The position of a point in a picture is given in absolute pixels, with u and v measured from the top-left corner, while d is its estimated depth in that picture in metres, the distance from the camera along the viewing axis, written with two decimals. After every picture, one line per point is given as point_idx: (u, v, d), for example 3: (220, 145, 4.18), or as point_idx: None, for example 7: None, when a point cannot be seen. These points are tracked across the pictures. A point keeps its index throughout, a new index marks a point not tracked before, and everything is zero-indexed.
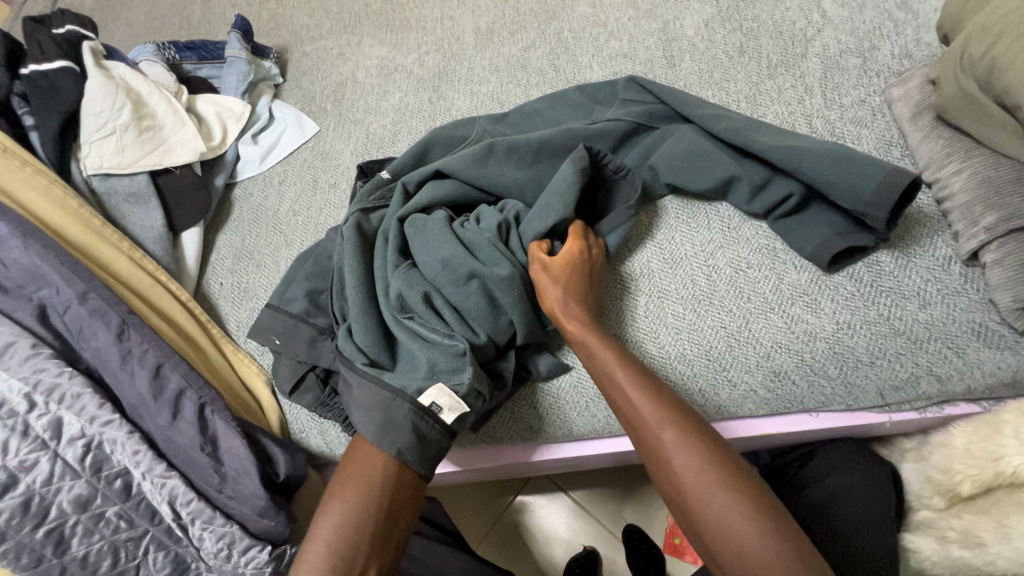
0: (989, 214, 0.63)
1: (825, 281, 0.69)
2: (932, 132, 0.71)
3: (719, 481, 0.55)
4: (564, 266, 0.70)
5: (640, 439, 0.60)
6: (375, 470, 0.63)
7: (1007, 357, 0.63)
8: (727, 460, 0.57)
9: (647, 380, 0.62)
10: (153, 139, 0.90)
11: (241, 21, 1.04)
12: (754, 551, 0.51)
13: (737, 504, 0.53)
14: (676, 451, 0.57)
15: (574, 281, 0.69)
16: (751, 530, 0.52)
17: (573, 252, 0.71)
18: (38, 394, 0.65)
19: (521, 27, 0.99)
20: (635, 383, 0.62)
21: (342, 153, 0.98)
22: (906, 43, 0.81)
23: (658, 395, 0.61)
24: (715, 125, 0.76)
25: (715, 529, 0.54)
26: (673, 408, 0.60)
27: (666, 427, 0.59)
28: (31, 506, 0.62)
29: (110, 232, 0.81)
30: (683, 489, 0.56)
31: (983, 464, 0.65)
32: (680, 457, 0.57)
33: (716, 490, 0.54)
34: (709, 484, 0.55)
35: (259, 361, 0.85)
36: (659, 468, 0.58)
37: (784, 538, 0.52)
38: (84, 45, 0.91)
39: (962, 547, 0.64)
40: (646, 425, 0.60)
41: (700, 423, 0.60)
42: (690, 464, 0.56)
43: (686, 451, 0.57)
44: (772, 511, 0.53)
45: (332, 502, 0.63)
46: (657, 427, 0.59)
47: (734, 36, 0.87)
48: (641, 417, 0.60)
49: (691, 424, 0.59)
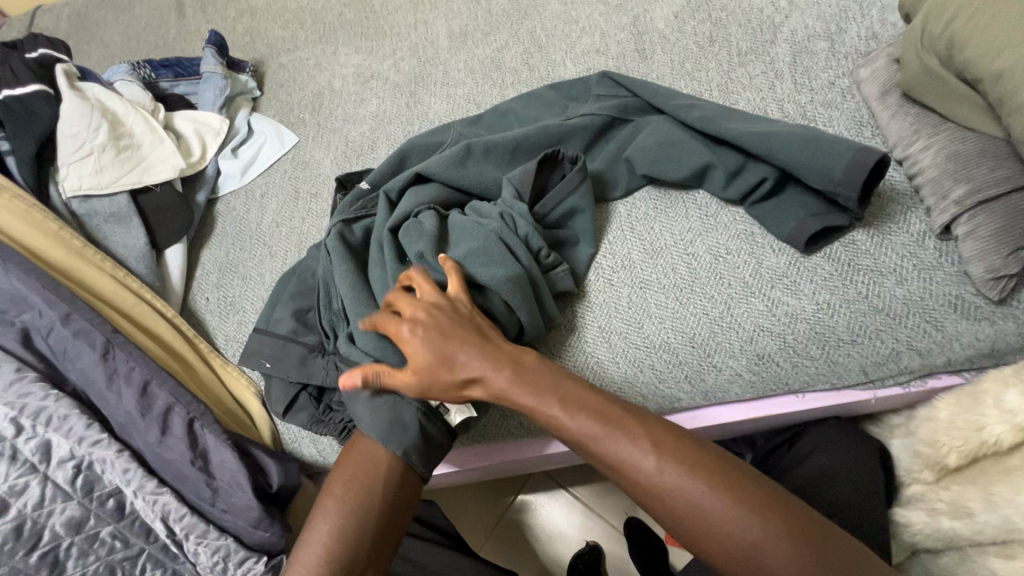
0: (959, 186, 0.64)
1: (803, 262, 0.70)
2: (900, 110, 0.72)
3: (744, 511, 0.51)
4: (418, 345, 0.61)
5: (630, 485, 0.55)
6: (378, 469, 0.63)
7: (985, 327, 0.64)
8: (745, 485, 0.53)
9: (621, 419, 0.57)
10: (131, 157, 0.90)
11: (215, 36, 1.04)
12: None
13: (769, 531, 0.50)
14: (686, 491, 0.53)
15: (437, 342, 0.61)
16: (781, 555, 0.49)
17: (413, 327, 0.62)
18: (25, 417, 0.66)
19: (493, 28, 1.00)
20: (602, 424, 0.57)
21: (322, 162, 0.98)
22: (872, 24, 0.82)
23: (629, 428, 0.56)
24: (687, 114, 0.76)
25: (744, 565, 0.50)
26: (653, 440, 0.56)
27: (651, 466, 0.54)
28: (24, 531, 0.62)
29: (91, 253, 0.81)
30: (712, 535, 0.51)
31: (967, 435, 0.66)
32: (683, 495, 0.53)
33: (747, 525, 0.50)
34: (736, 520, 0.51)
35: (248, 373, 0.85)
36: (662, 512, 0.54)
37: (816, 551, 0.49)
38: (57, 68, 0.90)
39: (951, 517, 0.66)
40: (629, 469, 0.55)
41: (701, 449, 0.56)
42: (703, 506, 0.52)
43: (697, 489, 0.53)
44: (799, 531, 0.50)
45: (330, 496, 0.63)
46: (642, 470, 0.54)
47: (704, 26, 0.88)
48: (621, 463, 0.55)
49: (688, 453, 0.55)
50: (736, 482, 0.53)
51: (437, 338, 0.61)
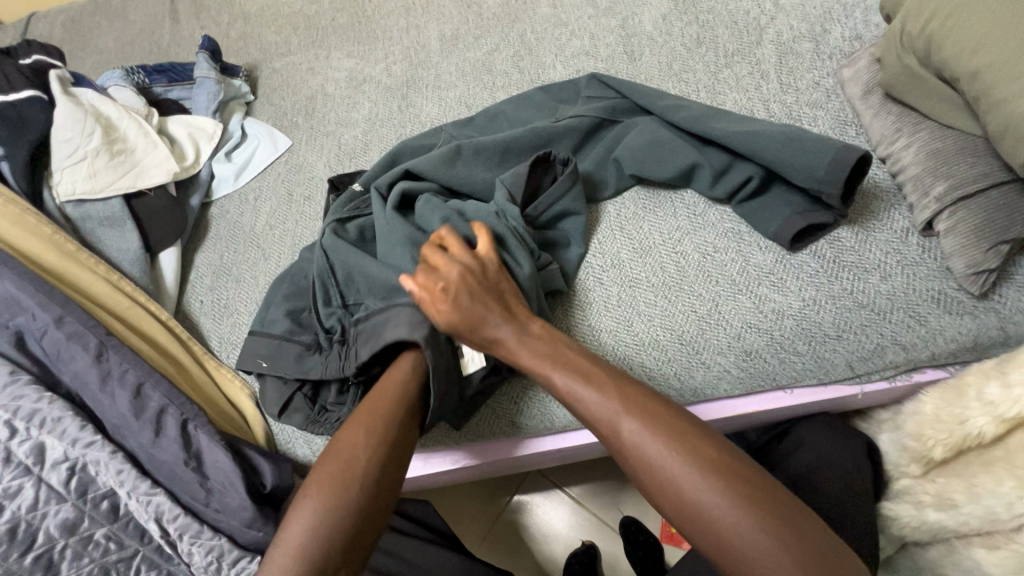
0: (939, 183, 0.66)
1: (790, 259, 0.71)
2: (883, 109, 0.73)
3: (700, 476, 0.51)
4: (463, 298, 0.63)
5: (601, 432, 0.57)
6: (357, 458, 0.60)
7: (967, 322, 0.65)
8: (708, 452, 0.52)
9: (601, 377, 0.58)
10: (125, 162, 0.91)
11: (209, 41, 1.05)
12: (748, 547, 0.48)
13: (724, 499, 0.49)
14: (648, 451, 0.53)
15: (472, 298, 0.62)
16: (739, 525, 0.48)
17: (458, 281, 0.64)
18: (18, 420, 0.66)
19: (484, 31, 1.01)
20: (580, 376, 0.59)
21: (315, 165, 0.99)
22: (855, 25, 0.84)
23: (606, 382, 0.58)
24: (674, 115, 0.77)
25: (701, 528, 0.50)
26: (629, 397, 0.57)
27: (624, 419, 0.55)
28: (18, 532, 0.63)
29: (85, 257, 0.82)
30: (667, 496, 0.52)
31: (951, 428, 0.67)
32: (651, 451, 0.53)
33: (702, 489, 0.50)
34: (690, 484, 0.51)
35: (242, 374, 0.86)
36: (630, 467, 0.55)
37: (777, 527, 0.48)
38: (51, 73, 0.91)
39: (938, 510, 0.68)
40: (602, 418, 0.57)
41: (671, 410, 0.56)
42: (660, 466, 0.52)
43: (658, 450, 0.53)
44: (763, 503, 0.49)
45: (310, 495, 0.58)
46: (614, 420, 0.56)
47: (691, 28, 0.89)
48: (594, 411, 0.57)
49: (658, 415, 0.55)
50: (700, 447, 0.53)
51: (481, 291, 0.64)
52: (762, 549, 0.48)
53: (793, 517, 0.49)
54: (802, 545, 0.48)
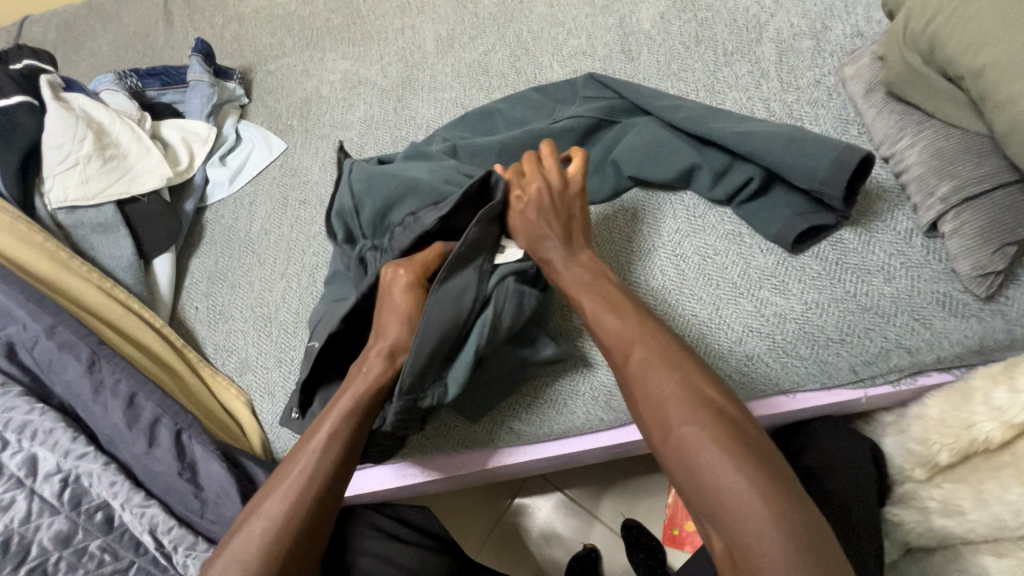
0: (944, 183, 0.64)
1: (792, 262, 0.70)
2: (885, 108, 0.72)
3: (693, 408, 0.53)
4: (534, 205, 0.67)
5: (613, 356, 0.60)
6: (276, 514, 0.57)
7: (973, 325, 0.64)
8: (711, 393, 0.54)
9: (627, 307, 0.62)
10: (118, 167, 0.89)
11: (202, 44, 1.04)
12: (721, 480, 0.49)
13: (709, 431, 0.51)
14: (653, 376, 0.56)
15: (543, 209, 0.67)
16: (718, 457, 0.50)
17: (535, 189, 0.68)
18: (10, 432, 0.66)
19: (480, 32, 1.00)
20: (607, 305, 0.63)
21: (310, 168, 0.98)
22: (857, 22, 0.82)
23: (630, 314, 0.61)
24: (673, 115, 0.76)
25: (681, 456, 0.52)
26: (647, 329, 0.60)
27: (638, 346, 0.59)
28: (10, 546, 0.61)
29: (77, 264, 0.81)
30: (660, 419, 0.54)
31: (958, 431, 0.67)
32: (657, 375, 0.56)
33: (694, 422, 0.52)
34: (684, 416, 0.53)
35: (238, 382, 0.85)
36: (633, 391, 0.58)
37: (756, 468, 0.49)
38: (42, 79, 0.90)
39: (943, 515, 0.67)
40: (618, 343, 0.60)
41: (685, 350, 0.58)
42: (661, 396, 0.55)
43: (668, 382, 0.55)
44: (747, 443, 0.51)
45: (241, 530, 0.57)
46: (630, 346, 0.59)
47: (690, 26, 0.88)
48: (612, 338, 0.61)
49: (676, 354, 0.58)
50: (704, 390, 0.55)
51: (551, 202, 0.68)
52: (732, 483, 0.48)
53: (775, 465, 0.50)
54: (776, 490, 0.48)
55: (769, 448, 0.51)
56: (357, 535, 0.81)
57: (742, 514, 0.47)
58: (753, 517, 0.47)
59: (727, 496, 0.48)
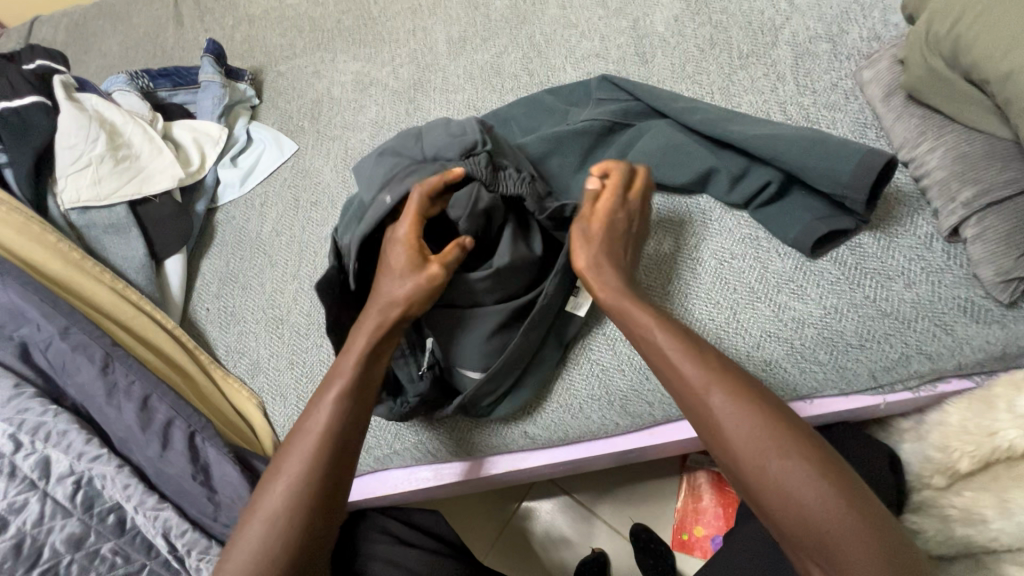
0: (967, 188, 0.64)
1: (810, 266, 0.69)
2: (905, 112, 0.71)
3: (788, 447, 0.52)
4: (605, 225, 0.66)
5: (686, 396, 0.57)
6: (295, 507, 0.56)
7: (995, 331, 0.63)
8: (797, 428, 0.53)
9: (693, 342, 0.59)
10: (130, 168, 0.89)
11: (214, 44, 1.03)
12: (825, 520, 0.49)
13: (809, 470, 0.50)
14: (738, 418, 0.54)
15: (613, 240, 0.66)
16: (820, 496, 0.49)
17: (609, 207, 0.67)
18: (24, 433, 0.65)
19: (493, 34, 0.99)
20: (671, 341, 0.59)
21: (322, 170, 0.98)
22: (874, 25, 0.82)
23: (699, 351, 0.58)
24: (690, 118, 0.75)
25: (779, 498, 0.51)
26: (719, 367, 0.57)
27: (715, 387, 0.55)
28: (23, 549, 0.61)
29: (90, 265, 0.80)
30: (752, 462, 0.52)
31: (980, 439, 0.66)
32: (740, 416, 0.54)
33: (791, 461, 0.51)
34: (774, 453, 0.52)
35: (250, 384, 0.84)
36: (712, 432, 0.55)
37: (855, 505, 0.49)
38: (55, 79, 0.90)
39: (965, 524, 0.67)
40: (695, 384, 0.56)
41: (760, 385, 0.56)
42: (749, 432, 0.53)
43: (746, 417, 0.53)
44: (845, 477, 0.51)
45: (253, 515, 0.57)
46: (708, 389, 0.56)
47: (705, 29, 0.87)
48: (687, 379, 0.57)
49: (745, 387, 0.56)
50: (788, 420, 0.54)
51: (618, 222, 0.67)
52: (839, 520, 0.49)
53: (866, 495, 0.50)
54: (876, 521, 0.49)
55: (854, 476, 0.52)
56: (368, 540, 0.81)
57: (848, 552, 0.48)
58: (858, 552, 0.48)
59: (833, 535, 0.49)
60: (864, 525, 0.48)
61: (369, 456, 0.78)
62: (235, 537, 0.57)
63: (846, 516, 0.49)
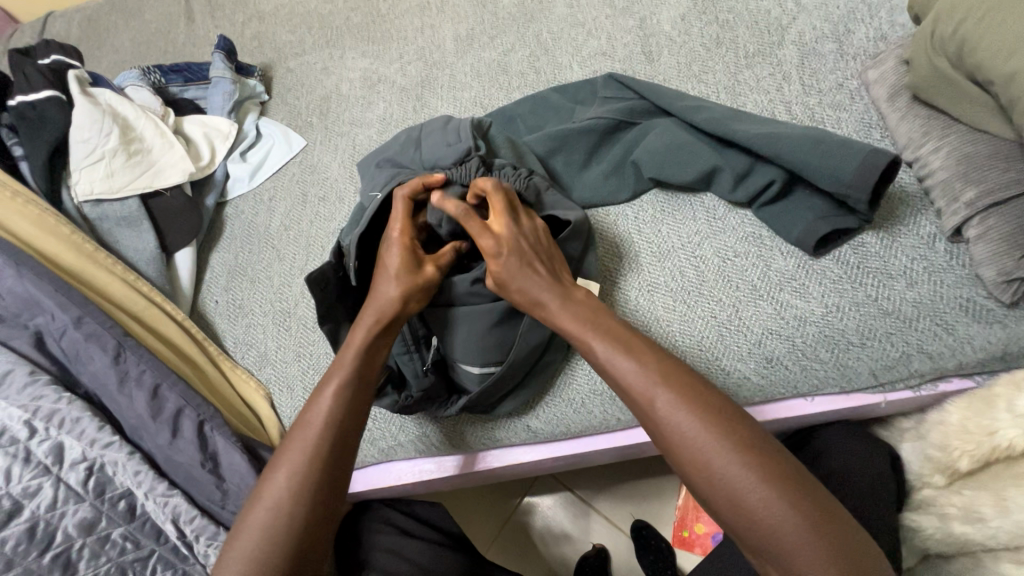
0: (969, 189, 0.64)
1: (812, 265, 0.70)
2: (910, 112, 0.72)
3: (736, 451, 0.51)
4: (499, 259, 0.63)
5: (633, 403, 0.57)
6: (281, 503, 0.57)
7: (997, 331, 0.63)
8: (745, 431, 0.53)
9: (639, 347, 0.58)
10: (142, 162, 0.91)
11: (225, 41, 1.05)
12: (773, 523, 0.48)
13: (754, 475, 0.50)
14: (682, 424, 0.53)
15: (515, 278, 0.63)
16: (767, 501, 0.49)
17: (490, 241, 0.64)
18: (38, 420, 0.67)
19: (500, 31, 1.00)
20: (613, 348, 0.59)
21: (330, 165, 0.99)
22: (881, 25, 0.82)
23: (646, 357, 0.58)
24: (694, 116, 0.76)
25: (729, 501, 0.51)
26: (664, 371, 0.56)
27: (660, 393, 0.55)
28: (36, 532, 0.62)
29: (102, 256, 0.82)
30: (699, 468, 0.52)
31: (979, 439, 0.66)
32: (685, 422, 0.53)
33: (739, 466, 0.50)
34: (722, 457, 0.51)
35: (258, 376, 0.86)
36: (660, 438, 0.55)
37: (804, 508, 0.49)
38: (70, 74, 0.91)
39: (964, 523, 0.67)
40: (639, 390, 0.56)
41: (710, 389, 0.56)
42: (695, 438, 0.52)
43: (692, 422, 0.53)
44: (795, 480, 0.50)
45: (254, 506, 0.58)
46: (653, 395, 0.55)
47: (711, 28, 0.88)
48: (634, 386, 0.56)
49: (694, 391, 0.55)
50: (736, 423, 0.53)
51: (515, 249, 0.64)
52: (789, 524, 0.48)
53: (818, 497, 0.50)
54: (829, 523, 0.48)
55: (806, 478, 0.51)
56: (372, 531, 0.82)
57: (800, 556, 0.47)
58: (810, 556, 0.47)
59: (784, 539, 0.48)
60: (814, 528, 0.48)
61: (373, 448, 0.80)
62: (238, 525, 0.58)
63: (795, 515, 0.48)
